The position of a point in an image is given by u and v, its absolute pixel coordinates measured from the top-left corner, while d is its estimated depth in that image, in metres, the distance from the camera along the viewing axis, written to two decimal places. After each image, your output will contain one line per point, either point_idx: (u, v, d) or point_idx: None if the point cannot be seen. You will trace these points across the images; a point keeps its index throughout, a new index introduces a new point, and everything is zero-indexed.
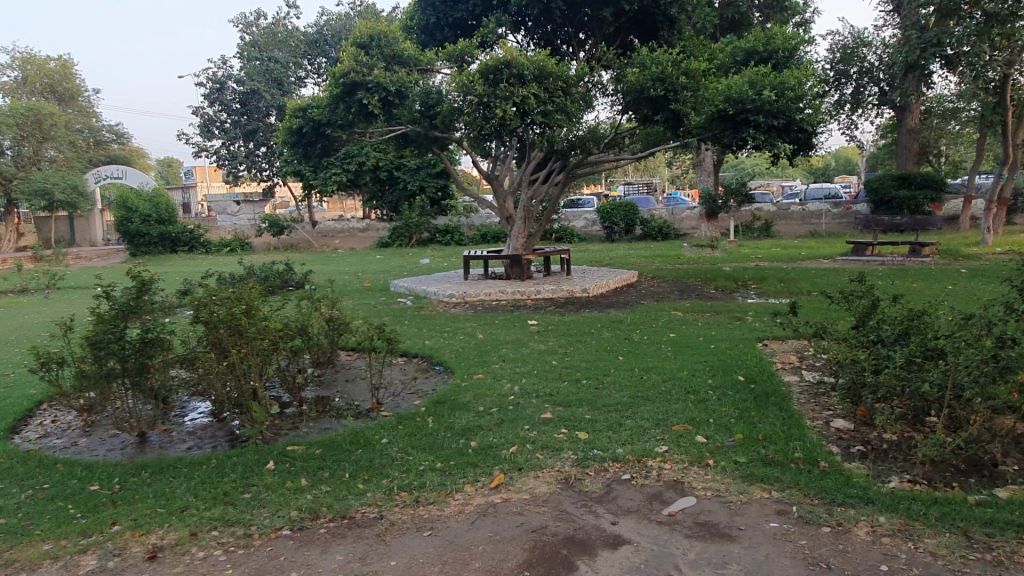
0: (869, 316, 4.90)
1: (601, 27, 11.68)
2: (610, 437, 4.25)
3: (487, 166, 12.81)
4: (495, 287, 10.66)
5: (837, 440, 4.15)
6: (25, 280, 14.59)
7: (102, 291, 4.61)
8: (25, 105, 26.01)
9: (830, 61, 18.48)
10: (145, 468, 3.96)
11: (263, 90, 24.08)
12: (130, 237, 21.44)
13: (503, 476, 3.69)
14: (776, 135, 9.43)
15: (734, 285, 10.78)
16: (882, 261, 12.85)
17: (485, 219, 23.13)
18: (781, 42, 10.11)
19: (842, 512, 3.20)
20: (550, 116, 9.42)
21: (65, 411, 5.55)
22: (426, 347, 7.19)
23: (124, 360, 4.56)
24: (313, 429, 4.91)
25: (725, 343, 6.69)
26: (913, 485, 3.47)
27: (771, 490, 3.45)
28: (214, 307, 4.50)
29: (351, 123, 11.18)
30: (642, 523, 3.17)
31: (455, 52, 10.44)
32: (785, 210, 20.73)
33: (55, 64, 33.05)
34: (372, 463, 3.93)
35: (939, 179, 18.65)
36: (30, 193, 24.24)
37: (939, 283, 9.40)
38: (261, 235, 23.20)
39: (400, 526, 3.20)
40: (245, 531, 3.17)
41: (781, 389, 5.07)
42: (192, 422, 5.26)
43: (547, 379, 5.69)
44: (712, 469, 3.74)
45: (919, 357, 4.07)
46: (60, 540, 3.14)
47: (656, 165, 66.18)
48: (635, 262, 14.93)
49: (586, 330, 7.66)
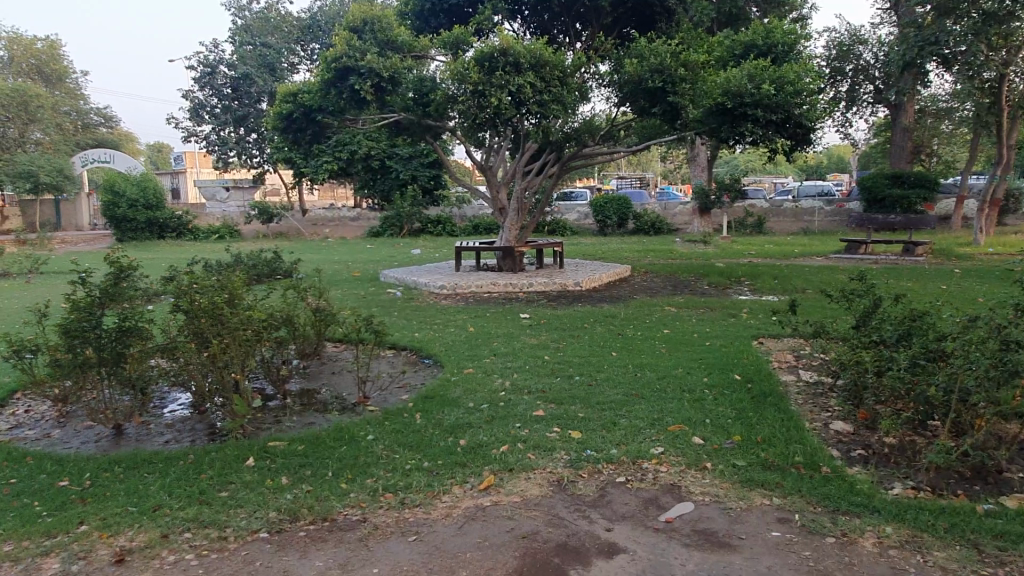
0: (870, 317, 4.77)
1: (599, 17, 11.52)
2: (605, 436, 4.12)
3: (481, 157, 12.62)
4: (486, 280, 10.50)
5: (837, 444, 4.04)
6: (6, 264, 14.20)
7: (78, 276, 4.43)
8: (11, 85, 25.51)
9: (825, 58, 18.39)
10: (119, 464, 3.78)
11: (255, 74, 23.77)
12: (117, 221, 21.05)
13: (493, 477, 3.54)
14: (774, 131, 9.30)
15: (728, 282, 10.70)
16: (876, 259, 12.79)
17: (477, 211, 22.84)
18: (781, 36, 9.87)
19: (848, 521, 3.07)
20: (545, 106, 9.20)
21: (39, 401, 5.33)
22: (415, 340, 7.02)
23: (101, 349, 4.39)
24: (297, 423, 4.76)
25: (721, 340, 6.56)
26: (916, 493, 3.37)
27: (773, 497, 3.32)
28: (196, 295, 4.34)
29: (343, 109, 11.01)
30: (639, 530, 3.04)
31: (451, 38, 10.13)
32: (778, 206, 20.73)
33: (42, 44, 32.46)
34: (357, 461, 3.77)
35: (933, 178, 18.51)
36: (15, 175, 23.78)
37: (935, 284, 9.35)
38: (251, 223, 22.89)
39: (385, 530, 3.04)
40: (219, 534, 3.00)
41: (778, 390, 4.95)
42: (171, 414, 5.08)
43: (540, 374, 5.55)
44: (709, 473, 3.61)
45: (923, 359, 3.93)
46: (22, 541, 2.96)
47: (649, 160, 66.37)
48: (629, 257, 14.77)
49: (577, 326, 7.49)
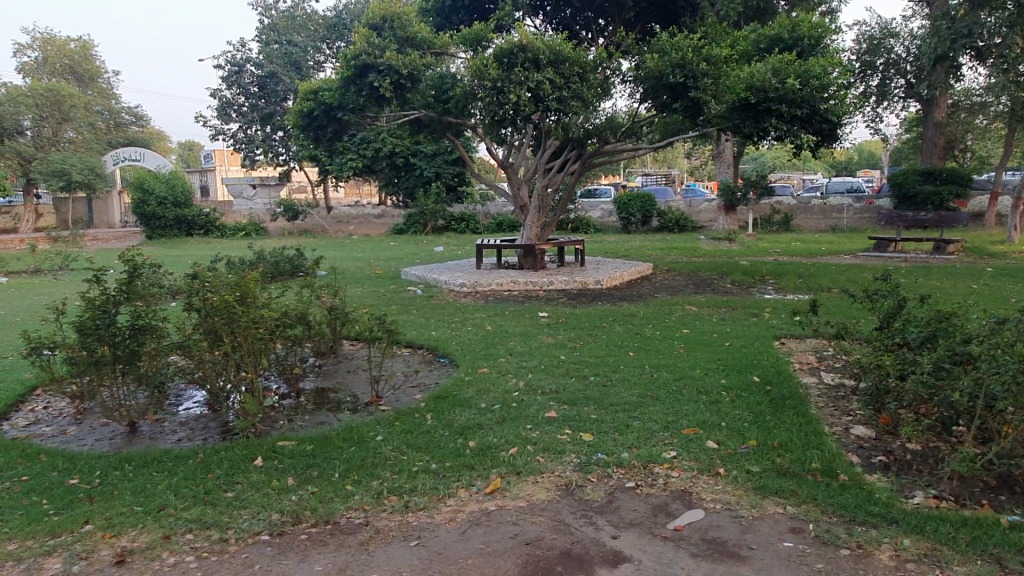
0: (894, 318, 4.61)
1: (621, 12, 11.34)
2: (616, 439, 4.03)
3: (502, 154, 12.56)
4: (506, 278, 10.44)
5: (858, 450, 3.91)
6: (37, 261, 14.48)
7: (94, 275, 4.46)
8: (45, 86, 26.11)
9: (855, 52, 17.99)
10: (130, 462, 3.81)
11: (281, 73, 24.01)
12: (146, 219, 21.40)
13: (500, 481, 3.48)
14: (799, 126, 9.13)
15: (752, 280, 10.50)
16: (905, 258, 12.50)
17: (500, 208, 22.78)
18: (808, 29, 9.63)
19: (864, 533, 2.95)
20: (565, 103, 9.08)
21: (59, 398, 5.41)
22: (432, 338, 6.99)
23: (115, 347, 4.41)
24: (309, 422, 4.75)
25: (742, 340, 6.44)
26: (938, 502, 3.24)
27: (786, 505, 3.21)
28: (209, 294, 4.34)
29: (364, 107, 11.02)
30: (645, 538, 2.96)
31: (471, 35, 10.04)
32: (805, 203, 20.36)
33: (75, 45, 33.26)
34: (365, 462, 3.74)
35: (967, 174, 18.00)
36: (49, 174, 24.29)
37: (967, 283, 9.09)
38: (276, 220, 23.08)
39: (386, 534, 3.01)
40: (220, 536, 3.01)
41: (799, 393, 4.81)
42: (185, 412, 5.11)
43: (555, 374, 5.48)
44: (723, 479, 3.51)
45: (947, 362, 3.79)
46: (27, 540, 3.01)
47: (674, 157, 65.73)
48: (651, 255, 14.58)
49: (596, 325, 7.39)
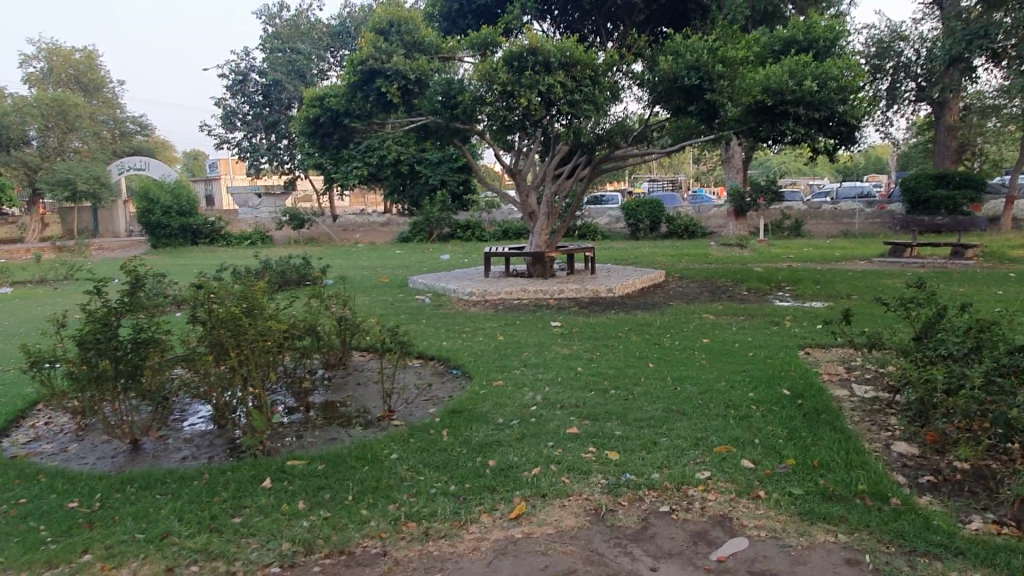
0: (933, 328, 4.36)
1: (631, 15, 11.16)
2: (644, 458, 3.79)
3: (510, 160, 12.33)
4: (516, 286, 10.23)
5: (903, 469, 3.66)
6: (42, 271, 14.39)
7: (95, 287, 4.24)
8: (50, 95, 26.07)
9: (864, 56, 17.64)
10: (131, 483, 3.60)
11: (285, 81, 23.91)
12: (151, 228, 21.32)
13: (524, 504, 3.25)
14: (817, 130, 8.84)
15: (768, 287, 10.25)
16: (922, 264, 12.22)
17: (507, 215, 22.60)
18: (824, 30, 9.41)
19: (929, 566, 2.71)
20: (577, 106, 8.88)
21: (60, 413, 5.22)
22: (443, 349, 6.76)
23: (116, 362, 4.19)
24: (319, 439, 4.52)
25: (765, 350, 6.19)
26: (1000, 528, 3.00)
27: (838, 533, 2.97)
28: (215, 304, 4.12)
29: (370, 113, 10.85)
30: (687, 571, 2.74)
31: (479, 39, 9.88)
32: (816, 209, 20.11)
33: (80, 55, 33.51)
34: (379, 483, 3.52)
35: (982, 178, 17.66)
36: (54, 183, 24.28)
37: (991, 289, 8.81)
38: (282, 229, 22.96)
39: (406, 566, 2.80)
40: (228, 568, 2.80)
41: (833, 406, 4.57)
42: (190, 428, 4.91)
43: (573, 388, 5.23)
44: (764, 502, 3.27)
45: (997, 375, 3.57)
46: (23, 571, 2.81)
47: (681, 163, 65.49)
48: (662, 262, 14.32)
49: (611, 335, 7.17)
